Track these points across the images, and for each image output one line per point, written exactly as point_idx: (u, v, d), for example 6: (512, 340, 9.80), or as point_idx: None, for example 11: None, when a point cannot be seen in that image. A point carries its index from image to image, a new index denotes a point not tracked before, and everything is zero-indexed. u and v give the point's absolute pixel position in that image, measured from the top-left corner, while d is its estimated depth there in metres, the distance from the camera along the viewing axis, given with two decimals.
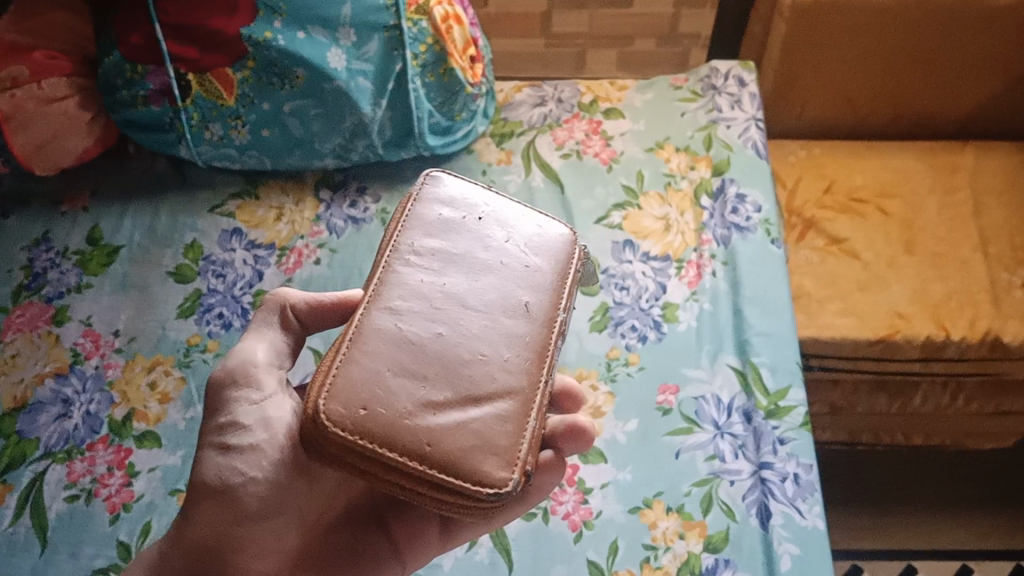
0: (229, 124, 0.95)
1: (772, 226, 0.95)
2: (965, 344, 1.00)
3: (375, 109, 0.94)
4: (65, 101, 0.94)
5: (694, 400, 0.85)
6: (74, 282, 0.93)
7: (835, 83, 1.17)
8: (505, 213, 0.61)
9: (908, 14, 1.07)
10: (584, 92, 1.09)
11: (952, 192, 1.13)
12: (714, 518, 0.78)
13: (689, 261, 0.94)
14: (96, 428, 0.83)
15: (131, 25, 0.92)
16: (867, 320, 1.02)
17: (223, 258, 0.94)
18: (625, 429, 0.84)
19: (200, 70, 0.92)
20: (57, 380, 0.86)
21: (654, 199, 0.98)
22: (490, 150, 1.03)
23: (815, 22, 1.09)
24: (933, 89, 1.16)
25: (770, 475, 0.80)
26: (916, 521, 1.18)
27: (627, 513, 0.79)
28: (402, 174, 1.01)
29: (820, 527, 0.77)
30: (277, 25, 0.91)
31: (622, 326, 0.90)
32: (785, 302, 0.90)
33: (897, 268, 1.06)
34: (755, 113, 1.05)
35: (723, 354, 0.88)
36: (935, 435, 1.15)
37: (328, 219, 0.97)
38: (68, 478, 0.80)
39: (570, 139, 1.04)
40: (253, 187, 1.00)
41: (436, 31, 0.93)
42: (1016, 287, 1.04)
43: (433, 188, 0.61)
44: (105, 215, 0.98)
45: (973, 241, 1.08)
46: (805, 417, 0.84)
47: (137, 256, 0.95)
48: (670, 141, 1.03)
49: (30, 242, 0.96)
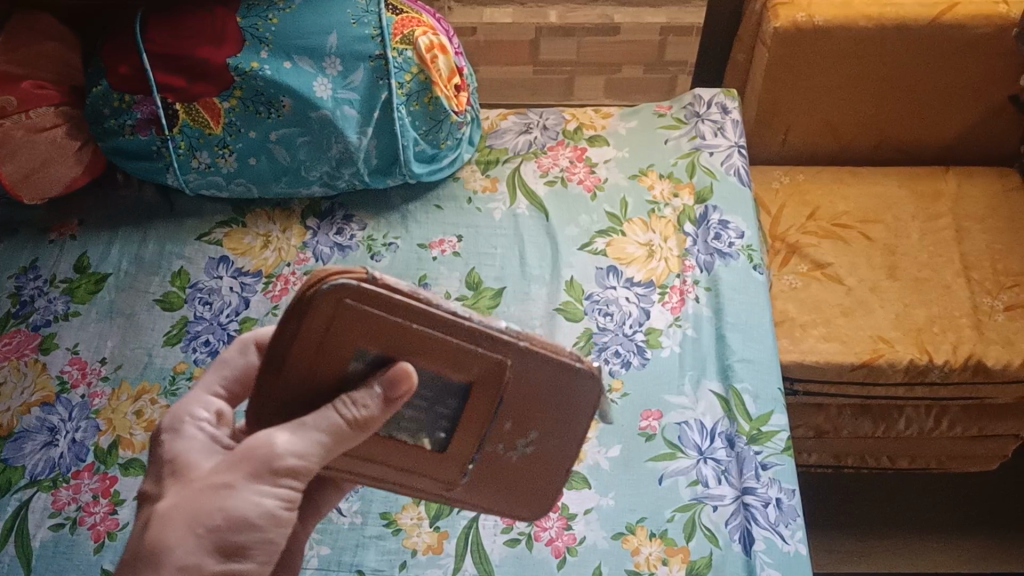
0: (216, 153, 0.95)
1: (755, 252, 0.97)
2: (948, 369, 1.01)
3: (362, 137, 0.95)
4: (54, 130, 0.95)
5: (677, 426, 0.85)
6: (62, 310, 0.93)
7: (817, 110, 1.18)
8: (571, 419, 0.62)
9: (890, 41, 1.08)
10: (568, 120, 1.10)
11: (934, 218, 1.14)
12: (697, 543, 0.78)
13: (673, 287, 0.95)
14: (82, 455, 0.83)
15: (117, 56, 0.93)
16: (850, 345, 1.02)
17: (210, 286, 0.94)
18: (609, 455, 0.84)
19: (187, 101, 0.92)
20: (43, 408, 0.86)
21: (638, 226, 0.99)
22: (475, 177, 1.04)
23: (796, 50, 1.10)
24: (914, 116, 1.18)
25: (752, 501, 0.80)
26: (903, 544, 1.17)
27: (610, 539, 0.79)
28: (388, 202, 1.02)
29: (802, 553, 0.78)
30: (263, 55, 0.92)
31: (605, 351, 0.90)
32: (766, 328, 0.91)
33: (880, 292, 1.07)
34: (738, 140, 1.06)
35: (706, 380, 0.88)
36: (921, 458, 1.15)
37: (314, 246, 0.98)
38: (53, 507, 0.80)
39: (555, 166, 1.05)
40: (241, 216, 1.01)
41: (421, 61, 0.95)
42: (998, 311, 1.05)
43: (543, 481, 0.66)
44: (93, 244, 0.99)
45: (955, 265, 1.09)
46: (787, 442, 0.84)
47: (124, 284, 0.95)
48: (654, 168, 1.04)
49: (18, 270, 0.97)
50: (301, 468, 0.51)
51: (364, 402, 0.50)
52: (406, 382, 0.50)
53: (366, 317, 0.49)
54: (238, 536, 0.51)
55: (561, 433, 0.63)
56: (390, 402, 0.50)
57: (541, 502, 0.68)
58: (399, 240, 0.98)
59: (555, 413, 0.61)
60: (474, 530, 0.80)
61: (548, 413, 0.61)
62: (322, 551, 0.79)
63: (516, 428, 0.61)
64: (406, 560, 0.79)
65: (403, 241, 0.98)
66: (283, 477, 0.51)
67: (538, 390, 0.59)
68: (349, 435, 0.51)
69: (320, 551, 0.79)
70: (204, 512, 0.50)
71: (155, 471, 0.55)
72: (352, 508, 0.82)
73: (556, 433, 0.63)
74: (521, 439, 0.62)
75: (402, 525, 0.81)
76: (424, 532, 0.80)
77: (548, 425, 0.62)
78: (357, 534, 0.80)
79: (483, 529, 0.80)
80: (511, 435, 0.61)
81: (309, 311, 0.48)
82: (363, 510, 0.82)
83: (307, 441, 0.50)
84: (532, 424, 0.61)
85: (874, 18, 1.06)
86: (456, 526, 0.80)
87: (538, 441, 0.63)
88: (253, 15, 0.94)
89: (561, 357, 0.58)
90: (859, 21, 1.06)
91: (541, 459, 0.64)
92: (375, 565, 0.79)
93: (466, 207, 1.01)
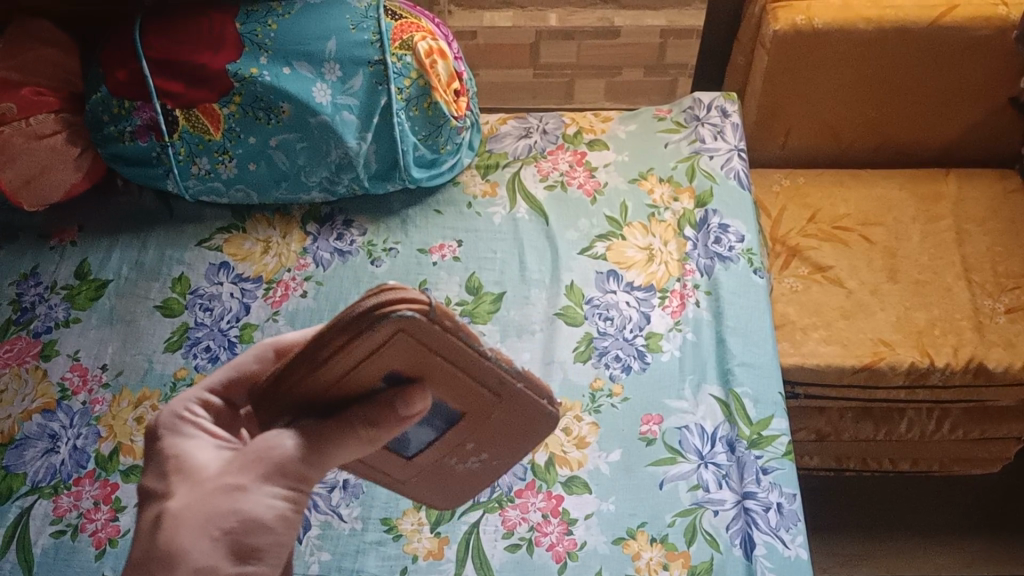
0: (216, 159, 0.95)
1: (755, 256, 0.96)
2: (949, 372, 1.01)
3: (361, 142, 0.95)
4: (54, 137, 0.95)
5: (677, 430, 0.85)
6: (62, 317, 0.93)
7: (817, 113, 1.18)
8: (522, 449, 0.67)
9: (889, 44, 1.08)
10: (568, 124, 1.10)
11: (935, 220, 1.14)
12: (698, 548, 0.78)
13: (673, 291, 0.94)
14: (83, 462, 0.83)
15: (116, 62, 0.93)
16: (851, 348, 1.02)
17: (210, 291, 0.94)
18: (609, 459, 0.84)
19: (186, 106, 0.93)
20: (44, 415, 0.86)
21: (638, 229, 0.99)
22: (475, 181, 1.04)
23: (796, 53, 1.09)
24: (914, 118, 1.18)
25: (753, 505, 0.80)
26: (904, 547, 1.17)
27: (611, 544, 0.79)
28: (388, 207, 1.02)
29: (803, 557, 0.78)
30: (262, 61, 0.92)
31: (606, 356, 0.90)
32: (766, 331, 0.91)
33: (881, 295, 1.07)
34: (738, 143, 1.06)
35: (706, 384, 0.88)
36: (923, 460, 1.15)
37: (315, 251, 0.98)
38: (54, 514, 0.80)
39: (555, 170, 1.05)
40: (241, 221, 1.01)
41: (420, 66, 0.95)
42: (1000, 314, 1.05)
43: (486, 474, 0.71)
44: (93, 250, 0.99)
45: (956, 268, 1.09)
46: (788, 446, 0.84)
47: (125, 291, 0.95)
48: (654, 171, 1.04)
49: (18, 277, 0.97)
50: (309, 472, 0.52)
51: (381, 420, 0.51)
52: (421, 402, 0.52)
53: (417, 346, 0.49)
54: (254, 539, 0.51)
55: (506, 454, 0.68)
56: (405, 419, 0.52)
57: (459, 498, 0.76)
58: (399, 245, 0.98)
59: (513, 442, 0.65)
60: (475, 535, 0.80)
61: (506, 442, 0.65)
62: (322, 557, 0.79)
63: (474, 449, 0.65)
64: (407, 566, 0.79)
65: (403, 246, 0.98)
66: (294, 480, 0.52)
67: (508, 426, 0.62)
68: (362, 448, 0.51)
69: (320, 557, 0.79)
70: (219, 514, 0.50)
71: (155, 469, 0.54)
72: (353, 513, 0.82)
73: (507, 454, 0.68)
74: (470, 457, 0.66)
75: (403, 530, 0.81)
76: (424, 538, 0.80)
77: (500, 450, 0.66)
78: (358, 540, 0.80)
79: (484, 534, 0.80)
80: (465, 453, 0.65)
81: (367, 335, 0.46)
82: (364, 516, 0.82)
83: (322, 449, 0.51)
84: (487, 449, 0.65)
85: (873, 20, 1.06)
86: (457, 532, 0.80)
87: (485, 458, 0.68)
88: (252, 21, 0.94)
89: (545, 402, 0.59)
90: (859, 24, 1.06)
91: (486, 468, 0.70)
92: (375, 571, 0.79)
93: (465, 211, 1.01)
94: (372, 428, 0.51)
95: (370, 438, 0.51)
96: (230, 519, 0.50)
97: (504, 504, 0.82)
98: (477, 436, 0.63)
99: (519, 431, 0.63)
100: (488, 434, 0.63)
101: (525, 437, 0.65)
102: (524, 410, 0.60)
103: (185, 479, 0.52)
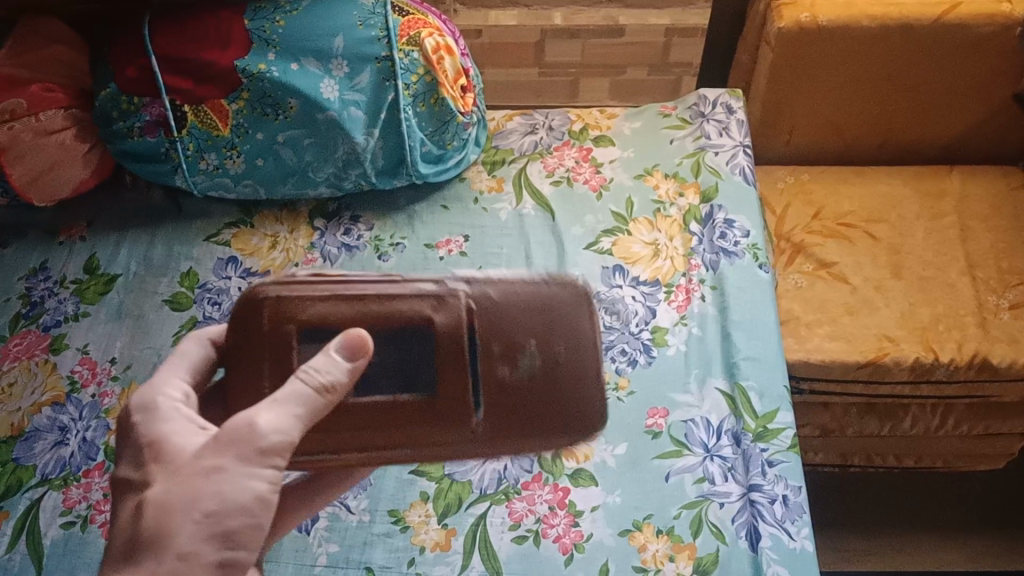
0: (224, 155, 0.96)
1: (760, 251, 0.97)
2: (953, 367, 1.01)
3: (368, 138, 0.96)
4: (63, 132, 0.95)
5: (683, 423, 0.86)
6: (72, 311, 0.94)
7: (822, 110, 1.18)
8: (570, 344, 0.60)
9: (893, 41, 1.08)
10: (573, 121, 1.11)
11: (938, 217, 1.14)
12: (704, 540, 0.79)
13: (678, 286, 0.95)
14: (92, 454, 0.84)
15: (126, 59, 0.94)
16: (855, 344, 1.03)
17: (219, 286, 0.95)
18: (615, 453, 0.84)
19: (196, 103, 0.93)
20: (53, 408, 0.87)
21: (643, 225, 1.00)
22: (481, 177, 1.05)
23: (800, 50, 1.10)
24: (918, 115, 1.18)
25: (759, 497, 0.81)
26: (907, 543, 1.17)
27: (617, 536, 0.79)
28: (394, 203, 1.03)
29: (809, 549, 0.78)
30: (271, 57, 0.93)
31: (612, 350, 0.91)
32: (772, 326, 0.92)
33: (885, 291, 1.07)
34: (743, 140, 1.07)
35: (711, 378, 0.88)
36: (927, 457, 1.16)
37: (322, 246, 0.98)
38: (64, 505, 0.81)
39: (561, 166, 1.06)
40: (248, 217, 1.01)
41: (427, 62, 0.95)
42: (1003, 310, 1.05)
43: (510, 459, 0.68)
44: (102, 245, 0.99)
45: (960, 264, 1.09)
46: (793, 439, 0.85)
47: (133, 285, 0.96)
48: (659, 168, 1.05)
49: (28, 272, 0.98)
50: (285, 443, 0.50)
51: (327, 368, 0.51)
52: (363, 345, 0.51)
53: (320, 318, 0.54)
54: (232, 523, 0.49)
55: (562, 345, 0.60)
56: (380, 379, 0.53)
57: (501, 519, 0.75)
58: (406, 241, 0.99)
59: (546, 364, 0.59)
60: (482, 526, 0.80)
61: (543, 344, 0.59)
62: (330, 549, 0.80)
63: (507, 348, 0.57)
64: (415, 557, 0.79)
65: (410, 241, 0.99)
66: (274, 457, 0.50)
67: (518, 314, 0.58)
68: (321, 403, 0.50)
69: (329, 548, 0.80)
70: (201, 497, 0.49)
71: (131, 456, 0.52)
72: (361, 505, 0.82)
73: (569, 354, 0.60)
74: (524, 353, 0.58)
75: (410, 522, 0.81)
76: (432, 529, 0.80)
77: (551, 353, 0.59)
78: (365, 532, 0.81)
79: (491, 526, 0.80)
80: (512, 353, 0.57)
81: (271, 316, 0.54)
82: (372, 507, 0.82)
83: (287, 412, 0.50)
84: (526, 350, 0.58)
85: (877, 17, 1.06)
86: (464, 523, 0.81)
87: (539, 353, 0.58)
88: (260, 18, 0.94)
89: (512, 282, 0.59)
90: (863, 21, 1.06)
91: (544, 393, 0.59)
92: (383, 562, 0.79)
93: (472, 207, 1.02)
94: (318, 381, 0.50)
95: (328, 392, 0.51)
96: (212, 502, 0.49)
97: (511, 496, 0.82)
98: (506, 339, 0.57)
99: (535, 319, 0.59)
100: (511, 333, 0.57)
101: (552, 331, 0.60)
102: (505, 295, 0.58)
103: (163, 466, 0.50)
